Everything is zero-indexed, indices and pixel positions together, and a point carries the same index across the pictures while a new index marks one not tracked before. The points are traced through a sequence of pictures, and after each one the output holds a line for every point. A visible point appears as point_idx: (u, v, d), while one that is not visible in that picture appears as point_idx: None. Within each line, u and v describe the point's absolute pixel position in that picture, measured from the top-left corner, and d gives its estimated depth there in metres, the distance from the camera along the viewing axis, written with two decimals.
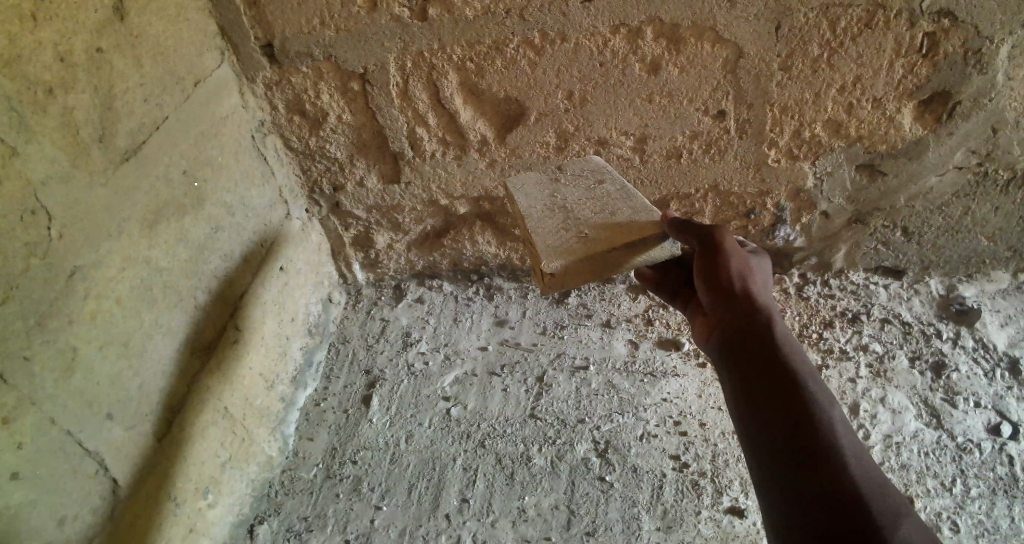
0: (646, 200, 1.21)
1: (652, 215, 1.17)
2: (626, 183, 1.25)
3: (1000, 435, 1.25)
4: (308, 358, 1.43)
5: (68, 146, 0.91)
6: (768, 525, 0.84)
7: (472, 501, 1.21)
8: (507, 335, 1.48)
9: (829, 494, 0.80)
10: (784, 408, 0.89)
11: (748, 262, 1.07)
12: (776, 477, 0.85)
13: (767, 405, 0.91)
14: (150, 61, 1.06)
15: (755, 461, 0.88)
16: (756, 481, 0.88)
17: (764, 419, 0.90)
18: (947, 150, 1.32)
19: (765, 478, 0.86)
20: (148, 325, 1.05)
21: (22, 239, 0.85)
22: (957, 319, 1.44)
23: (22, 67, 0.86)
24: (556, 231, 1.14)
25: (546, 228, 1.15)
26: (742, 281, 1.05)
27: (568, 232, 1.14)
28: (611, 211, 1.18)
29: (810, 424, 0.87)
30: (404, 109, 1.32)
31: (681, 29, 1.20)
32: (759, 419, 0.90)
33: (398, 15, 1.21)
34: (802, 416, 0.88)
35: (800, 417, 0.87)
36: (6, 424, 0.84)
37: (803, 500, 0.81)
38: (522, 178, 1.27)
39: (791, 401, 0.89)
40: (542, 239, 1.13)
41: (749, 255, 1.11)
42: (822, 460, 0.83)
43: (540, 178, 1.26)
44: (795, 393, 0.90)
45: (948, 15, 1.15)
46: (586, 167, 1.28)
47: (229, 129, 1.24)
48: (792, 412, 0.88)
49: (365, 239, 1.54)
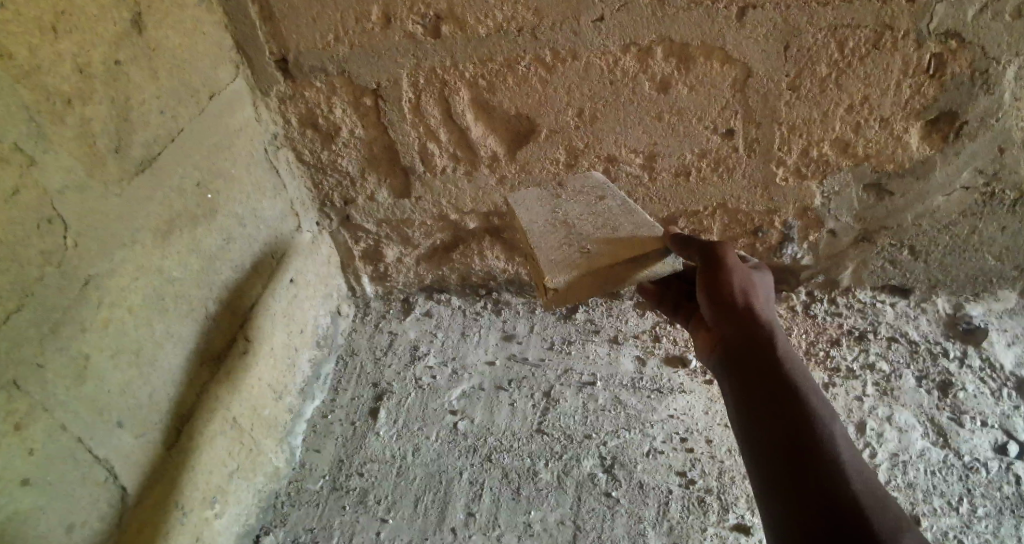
0: (649, 216, 1.22)
1: (654, 230, 1.17)
2: (627, 199, 1.26)
3: (1007, 454, 1.25)
4: (316, 371, 1.44)
5: (85, 156, 0.93)
6: (768, 533, 0.84)
7: (478, 515, 1.21)
8: (515, 349, 1.48)
9: (830, 504, 0.80)
10: (785, 419, 0.90)
11: (750, 276, 1.08)
12: (776, 485, 0.85)
13: (767, 416, 0.91)
14: (165, 74, 1.07)
15: (757, 470, 0.89)
16: (757, 490, 0.88)
17: (765, 429, 0.90)
18: (954, 170, 1.32)
19: (765, 486, 0.87)
20: (159, 335, 1.05)
21: (38, 247, 0.86)
22: (964, 338, 1.44)
23: (41, 78, 0.87)
24: (558, 245, 1.15)
25: (548, 244, 1.16)
26: (744, 294, 1.05)
27: (569, 246, 1.15)
28: (613, 226, 1.19)
29: (811, 436, 0.87)
30: (416, 124, 1.34)
31: (690, 49, 1.21)
32: (759, 427, 0.91)
33: (411, 32, 1.22)
34: (803, 427, 0.88)
35: (800, 428, 0.88)
36: (18, 431, 0.85)
37: (804, 510, 0.81)
38: (526, 194, 1.28)
39: (792, 413, 0.90)
40: (544, 254, 1.13)
41: (751, 270, 1.12)
42: (823, 472, 0.83)
43: (542, 194, 1.27)
44: (796, 405, 0.91)
45: (955, 36, 1.16)
46: (589, 184, 1.29)
47: (242, 141, 1.25)
48: (792, 423, 0.89)
49: (375, 252, 1.55)
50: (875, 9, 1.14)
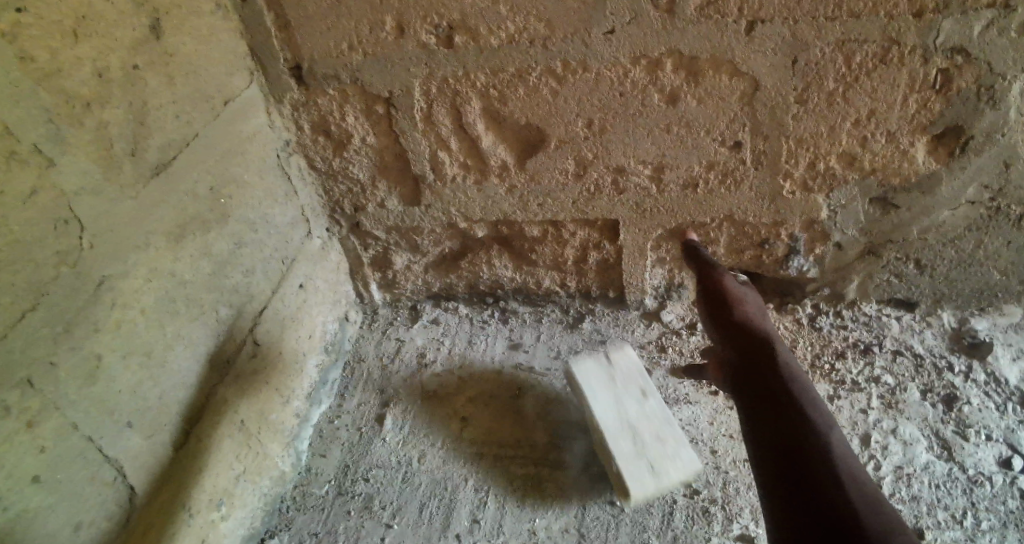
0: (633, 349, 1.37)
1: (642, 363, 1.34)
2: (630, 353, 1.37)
3: (1012, 468, 1.25)
4: (323, 376, 1.44)
5: (101, 159, 0.94)
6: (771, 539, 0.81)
7: (482, 522, 1.21)
8: (521, 358, 1.49)
9: (827, 516, 0.77)
10: (783, 424, 0.88)
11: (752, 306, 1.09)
12: (774, 493, 0.83)
13: (767, 420, 0.89)
14: (182, 80, 1.09)
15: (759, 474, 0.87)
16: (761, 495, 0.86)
17: (763, 439, 0.88)
18: (960, 185, 1.33)
19: (767, 491, 0.84)
20: (170, 337, 1.06)
21: (54, 247, 0.88)
22: (969, 352, 1.44)
23: (63, 80, 0.89)
24: (630, 437, 1.25)
25: (627, 452, 1.23)
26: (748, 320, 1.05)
27: (602, 352, 1.41)
28: (642, 392, 1.32)
29: (808, 441, 0.85)
30: (427, 133, 1.35)
31: (699, 62, 1.22)
32: (759, 432, 0.89)
33: (424, 42, 1.24)
34: (800, 433, 0.86)
35: (797, 432, 0.86)
36: (29, 428, 0.85)
37: (801, 512, 0.79)
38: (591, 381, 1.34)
39: (791, 418, 0.88)
40: (630, 462, 1.22)
41: (754, 301, 1.12)
42: (819, 475, 0.81)
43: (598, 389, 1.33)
44: (794, 412, 0.89)
45: (960, 52, 1.17)
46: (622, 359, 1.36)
47: (255, 147, 1.27)
48: (791, 428, 0.87)
49: (383, 259, 1.57)
50: (882, 25, 1.15)
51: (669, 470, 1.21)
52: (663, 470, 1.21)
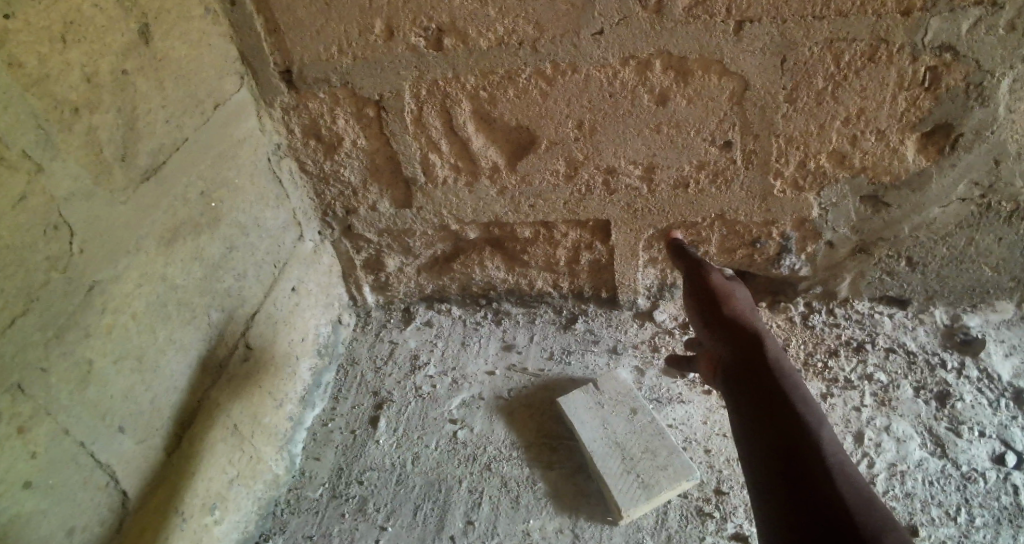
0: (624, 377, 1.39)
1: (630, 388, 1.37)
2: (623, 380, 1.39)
3: (1005, 464, 1.26)
4: (317, 379, 1.45)
5: (91, 163, 0.94)
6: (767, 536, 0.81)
7: (476, 523, 1.22)
8: (515, 359, 1.49)
9: (824, 514, 0.77)
10: (778, 421, 0.87)
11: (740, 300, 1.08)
12: (772, 494, 0.82)
13: (761, 417, 0.89)
14: (172, 83, 1.09)
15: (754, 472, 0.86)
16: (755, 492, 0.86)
17: (759, 439, 0.87)
18: (950, 182, 1.33)
19: (762, 488, 0.84)
20: (162, 342, 1.06)
21: (46, 252, 0.88)
22: (961, 349, 1.44)
23: (52, 86, 0.89)
24: (618, 454, 1.27)
25: (615, 469, 1.25)
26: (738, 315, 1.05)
27: (588, 381, 1.42)
28: (631, 410, 1.34)
29: (803, 438, 0.85)
30: (418, 135, 1.35)
31: (688, 62, 1.22)
32: (754, 429, 0.89)
33: (414, 44, 1.24)
34: (794, 430, 0.86)
35: (791, 429, 0.86)
36: (21, 433, 0.85)
37: (797, 510, 0.79)
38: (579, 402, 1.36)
39: (785, 415, 0.88)
40: (618, 478, 1.23)
41: (741, 294, 1.11)
42: (815, 473, 0.81)
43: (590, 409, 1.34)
44: (788, 410, 0.88)
45: (949, 50, 1.17)
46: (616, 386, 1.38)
47: (246, 151, 1.27)
48: (785, 425, 0.87)
49: (376, 262, 1.57)
50: (870, 24, 1.15)
51: (657, 481, 1.22)
52: (654, 482, 1.22)
